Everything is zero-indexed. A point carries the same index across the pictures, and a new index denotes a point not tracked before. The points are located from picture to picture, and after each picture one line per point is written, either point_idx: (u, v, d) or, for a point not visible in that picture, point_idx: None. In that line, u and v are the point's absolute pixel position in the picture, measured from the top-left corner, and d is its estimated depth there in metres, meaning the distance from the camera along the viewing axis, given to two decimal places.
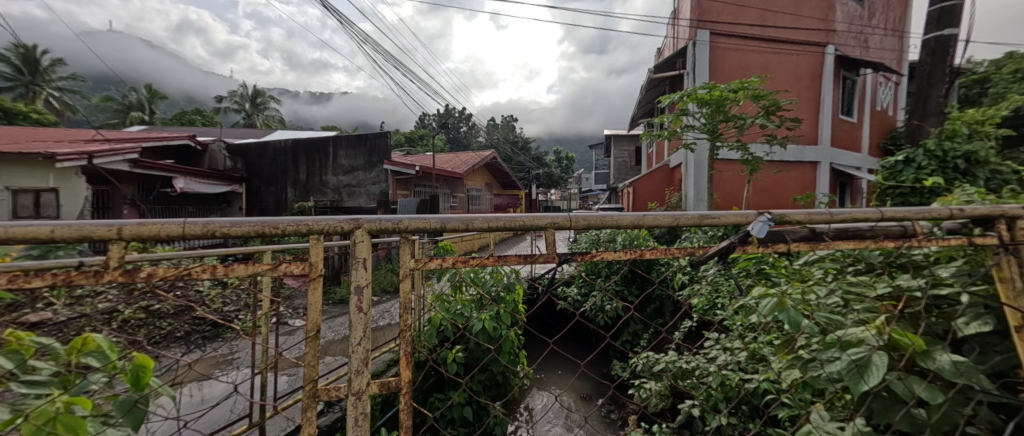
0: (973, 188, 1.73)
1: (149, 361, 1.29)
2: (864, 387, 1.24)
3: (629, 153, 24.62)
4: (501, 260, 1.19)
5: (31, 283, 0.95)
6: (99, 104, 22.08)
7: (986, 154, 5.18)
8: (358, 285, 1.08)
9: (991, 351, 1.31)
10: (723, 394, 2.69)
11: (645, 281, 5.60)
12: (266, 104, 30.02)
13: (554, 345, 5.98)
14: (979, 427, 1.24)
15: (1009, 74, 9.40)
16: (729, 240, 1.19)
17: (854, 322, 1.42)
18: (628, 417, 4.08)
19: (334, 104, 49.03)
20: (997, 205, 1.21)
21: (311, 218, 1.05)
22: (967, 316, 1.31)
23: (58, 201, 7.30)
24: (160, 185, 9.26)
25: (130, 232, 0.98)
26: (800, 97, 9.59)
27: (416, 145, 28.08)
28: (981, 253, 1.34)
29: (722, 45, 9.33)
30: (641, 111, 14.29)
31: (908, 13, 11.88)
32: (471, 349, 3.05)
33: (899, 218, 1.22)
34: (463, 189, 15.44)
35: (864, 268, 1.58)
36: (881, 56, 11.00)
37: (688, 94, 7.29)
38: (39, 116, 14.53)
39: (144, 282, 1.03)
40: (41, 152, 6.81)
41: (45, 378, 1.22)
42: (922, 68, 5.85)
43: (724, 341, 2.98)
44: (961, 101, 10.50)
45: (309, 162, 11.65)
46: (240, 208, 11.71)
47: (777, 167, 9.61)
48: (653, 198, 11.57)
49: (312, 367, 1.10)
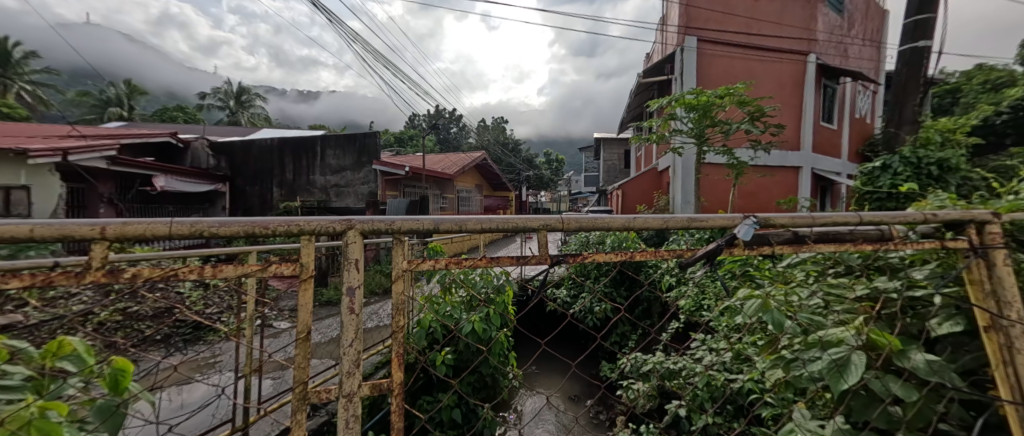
0: (945, 194, 1.78)
1: (128, 365, 1.27)
2: (844, 386, 1.29)
3: (618, 156, 24.96)
4: (495, 260, 1.20)
5: (7, 284, 0.93)
6: (75, 99, 21.42)
7: (957, 161, 5.44)
8: (350, 285, 1.08)
9: (963, 350, 1.38)
10: (709, 394, 2.77)
11: (634, 283, 5.69)
12: (252, 101, 29.50)
13: (545, 345, 6.07)
14: (950, 424, 1.30)
15: (979, 85, 9.83)
16: (717, 242, 1.21)
17: (833, 322, 1.46)
18: (617, 418, 4.16)
19: (322, 104, 48.54)
20: (968, 210, 1.27)
21: (302, 219, 1.04)
22: (940, 316, 1.37)
23: (30, 200, 6.98)
24: (139, 183, 9.05)
25: (114, 232, 0.97)
26: (783, 103, 9.82)
27: (405, 145, 28.11)
28: (953, 255, 1.39)
29: (709, 51, 9.50)
30: (631, 114, 14.46)
31: (885, 25, 12.32)
32: (461, 351, 3.07)
33: (876, 221, 1.27)
34: (453, 190, 15.52)
35: (843, 270, 1.64)
36: (860, 66, 11.31)
37: (676, 98, 7.40)
38: (10, 110, 14.05)
39: (127, 282, 1.01)
40: (13, 147, 6.56)
41: (17, 382, 1.19)
42: (897, 78, 5.76)
43: (710, 342, 3.06)
44: (934, 110, 10.92)
45: (296, 161, 11.46)
46: (223, 208, 11.58)
47: (761, 171, 9.80)
48: (641, 201, 11.74)
49: (302, 370, 1.08)
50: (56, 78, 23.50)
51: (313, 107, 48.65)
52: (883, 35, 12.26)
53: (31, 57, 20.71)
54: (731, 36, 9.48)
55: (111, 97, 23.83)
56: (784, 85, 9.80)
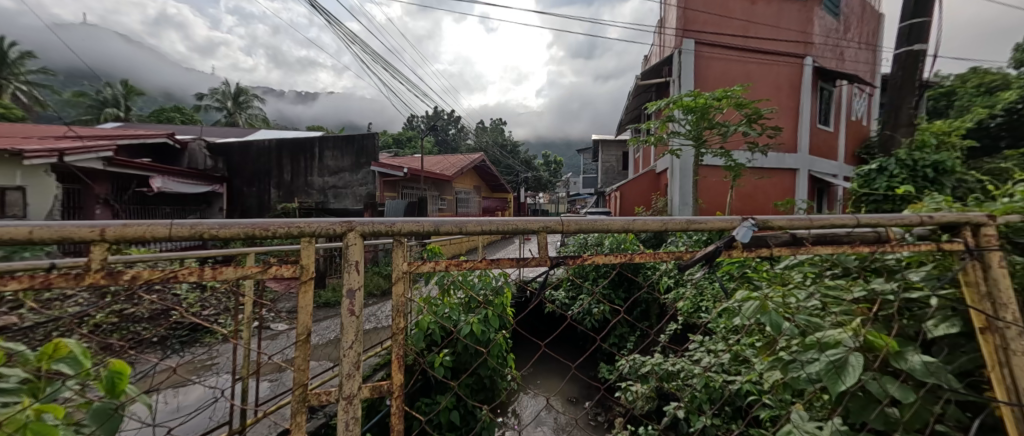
0: (941, 197, 1.79)
1: (125, 367, 1.26)
2: (841, 388, 1.30)
3: (616, 157, 25.02)
4: (494, 262, 1.20)
5: (7, 286, 0.93)
6: (72, 99, 21.31)
7: (952, 163, 5.49)
8: (350, 287, 1.08)
9: (959, 352, 1.38)
10: (707, 396, 2.78)
11: (632, 285, 5.70)
12: (250, 102, 29.47)
13: (544, 347, 6.09)
14: (947, 425, 1.31)
15: (973, 88, 9.90)
16: (715, 244, 1.22)
17: (830, 324, 1.47)
18: (615, 420, 4.16)
19: (320, 105, 48.49)
20: (964, 213, 1.28)
21: (302, 220, 1.04)
22: (936, 318, 1.39)
23: (25, 201, 6.97)
24: (135, 184, 8.98)
25: (113, 233, 0.96)
26: (779, 106, 9.86)
27: (403, 147, 28.11)
28: (948, 257, 1.41)
29: (706, 53, 9.54)
30: (629, 116, 14.51)
31: (881, 28, 12.40)
32: (459, 353, 3.07)
33: (872, 224, 1.28)
34: (451, 192, 15.52)
35: (840, 272, 1.65)
36: (856, 69, 11.38)
37: (673, 101, 7.42)
38: (6, 110, 13.97)
39: (126, 284, 1.01)
40: (8, 147, 6.54)
41: (13, 386, 1.18)
42: (892, 81, 5.75)
43: (707, 343, 3.07)
44: (929, 113, 11.00)
45: (294, 162, 11.44)
46: (221, 209, 11.53)
47: (758, 173, 9.85)
48: (639, 203, 11.77)
49: (302, 372, 1.08)
50: (52, 78, 23.37)
51: (311, 108, 48.56)
52: (878, 39, 12.34)
53: (28, 57, 20.61)
54: (728, 38, 9.54)
55: (108, 98, 23.80)
56: (781, 88, 9.84)
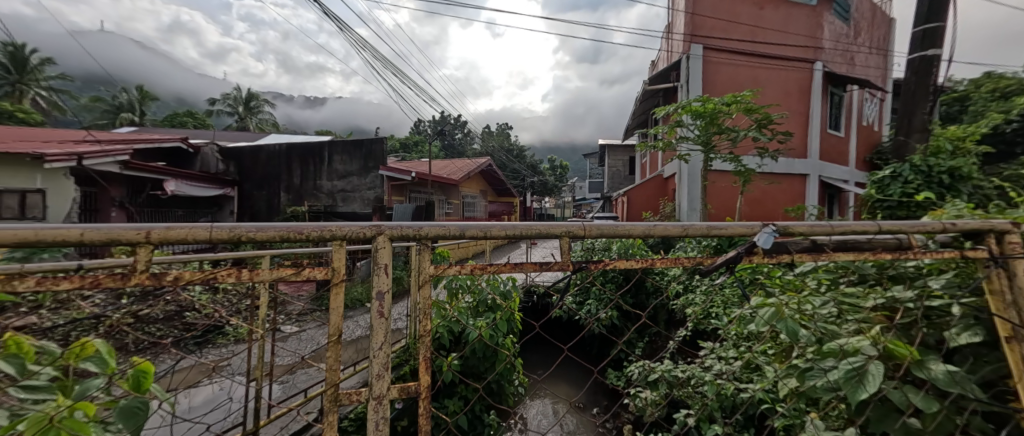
0: (960, 204, 1.77)
1: (150, 366, 1.29)
2: (863, 395, 1.28)
3: (623, 162, 24.96)
4: (518, 267, 1.21)
5: (58, 285, 0.95)
6: (88, 104, 21.69)
7: (968, 169, 5.42)
8: (379, 290, 1.09)
9: (982, 361, 1.37)
10: (719, 403, 2.75)
11: (643, 289, 5.70)
12: (260, 107, 29.81)
13: (566, 351, 6.17)
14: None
15: (987, 93, 9.81)
16: (737, 249, 1.22)
17: (850, 331, 1.46)
18: (623, 427, 4.16)
19: (329, 110, 48.89)
20: (987, 219, 1.26)
21: (333, 224, 1.06)
22: (958, 326, 1.37)
23: (44, 202, 7.06)
24: (150, 187, 9.10)
25: (158, 236, 0.98)
26: (789, 111, 9.81)
27: (410, 151, 28.27)
28: (971, 265, 1.39)
29: (714, 58, 9.52)
30: (636, 120, 14.49)
31: (892, 32, 12.33)
32: (468, 357, 3.08)
33: (895, 231, 1.28)
34: (458, 196, 15.56)
35: (858, 279, 1.64)
36: (867, 74, 11.30)
37: (683, 106, 7.36)
38: (25, 115, 14.23)
39: (169, 285, 1.03)
40: (30, 151, 6.61)
41: (44, 383, 1.19)
42: (906, 86, 5.71)
43: (719, 350, 3.05)
44: (942, 118, 10.88)
45: (303, 165, 11.58)
46: (231, 212, 11.63)
47: (767, 179, 9.77)
48: (647, 208, 11.71)
49: (333, 372, 1.10)
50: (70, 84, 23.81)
51: (319, 113, 48.96)
52: (889, 44, 12.26)
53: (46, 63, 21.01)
54: (736, 44, 9.52)
55: (122, 103, 24.19)
56: (790, 93, 9.79)
